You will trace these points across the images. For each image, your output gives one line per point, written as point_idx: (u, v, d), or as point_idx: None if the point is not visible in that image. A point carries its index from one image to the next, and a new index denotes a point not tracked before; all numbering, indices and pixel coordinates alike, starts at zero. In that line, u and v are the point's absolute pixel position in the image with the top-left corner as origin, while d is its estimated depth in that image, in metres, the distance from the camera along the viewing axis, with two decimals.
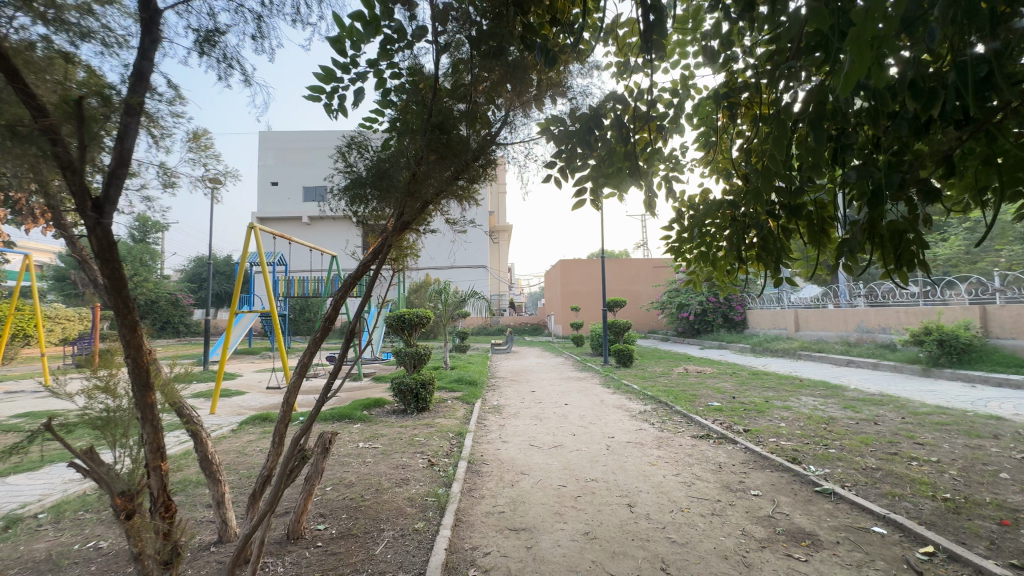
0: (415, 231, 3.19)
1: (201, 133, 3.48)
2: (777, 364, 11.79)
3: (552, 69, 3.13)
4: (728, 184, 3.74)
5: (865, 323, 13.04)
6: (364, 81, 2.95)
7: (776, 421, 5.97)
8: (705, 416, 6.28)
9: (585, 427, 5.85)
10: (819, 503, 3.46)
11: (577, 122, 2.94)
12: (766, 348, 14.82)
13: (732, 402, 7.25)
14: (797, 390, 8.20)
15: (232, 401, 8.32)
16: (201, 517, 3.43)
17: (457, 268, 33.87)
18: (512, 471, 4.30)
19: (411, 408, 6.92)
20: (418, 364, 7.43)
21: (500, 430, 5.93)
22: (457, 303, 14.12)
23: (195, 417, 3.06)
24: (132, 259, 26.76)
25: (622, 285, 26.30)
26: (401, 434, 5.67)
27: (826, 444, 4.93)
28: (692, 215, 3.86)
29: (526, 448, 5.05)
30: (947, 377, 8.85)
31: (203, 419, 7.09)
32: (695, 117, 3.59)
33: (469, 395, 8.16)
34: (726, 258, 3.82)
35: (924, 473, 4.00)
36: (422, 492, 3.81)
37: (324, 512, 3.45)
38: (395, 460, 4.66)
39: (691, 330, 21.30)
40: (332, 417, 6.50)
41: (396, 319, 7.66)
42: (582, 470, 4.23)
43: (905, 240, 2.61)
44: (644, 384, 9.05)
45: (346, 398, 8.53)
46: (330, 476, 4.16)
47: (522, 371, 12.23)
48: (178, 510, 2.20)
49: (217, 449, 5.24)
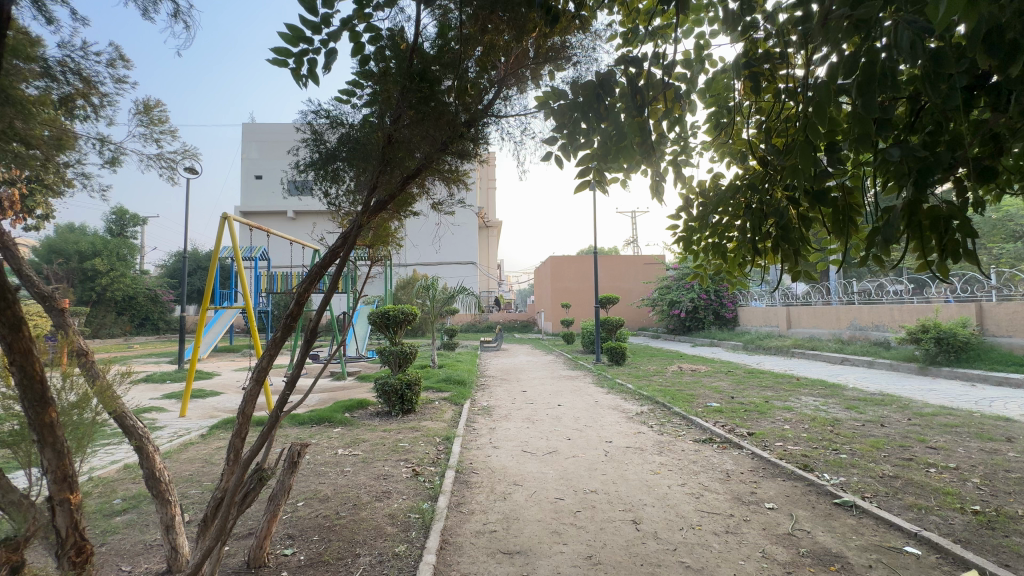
0: (396, 215, 2.81)
1: (152, 104, 3.10)
2: (771, 362, 11.61)
3: (553, 34, 2.77)
4: (743, 168, 3.42)
5: (859, 320, 12.93)
6: (336, 41, 2.56)
7: (779, 423, 5.71)
8: (706, 418, 5.99)
9: (581, 431, 5.51)
10: (841, 518, 3.15)
11: (580, 93, 2.58)
12: (758, 346, 14.66)
13: (732, 402, 6.98)
14: (796, 390, 7.97)
15: (205, 403, 7.83)
16: (150, 541, 3.02)
17: (446, 265, 33.38)
18: (504, 481, 3.95)
19: (395, 409, 6.53)
20: (403, 364, 7.03)
21: (490, 434, 5.57)
22: (445, 299, 13.72)
23: (139, 429, 2.64)
24: (108, 253, 25.83)
25: (613, 282, 26.07)
26: (384, 439, 5.29)
27: (836, 448, 4.66)
28: (703, 203, 3.52)
29: (518, 454, 4.70)
30: (945, 376, 8.70)
31: (172, 422, 6.63)
32: (708, 94, 3.27)
33: (457, 395, 7.78)
34: (738, 250, 3.50)
35: (946, 482, 3.73)
36: (405, 508, 3.44)
37: (293, 533, 3.07)
38: (377, 469, 4.28)
39: (681, 327, 21.16)
40: (310, 421, 6.09)
41: (380, 317, 7.24)
42: (581, 480, 3.90)
43: (949, 227, 2.23)
44: (639, 383, 8.76)
45: (328, 399, 8.11)
46: (304, 490, 3.77)
47: (512, 370, 11.89)
48: (94, 550, 1.94)
49: (181, 459, 4.81)
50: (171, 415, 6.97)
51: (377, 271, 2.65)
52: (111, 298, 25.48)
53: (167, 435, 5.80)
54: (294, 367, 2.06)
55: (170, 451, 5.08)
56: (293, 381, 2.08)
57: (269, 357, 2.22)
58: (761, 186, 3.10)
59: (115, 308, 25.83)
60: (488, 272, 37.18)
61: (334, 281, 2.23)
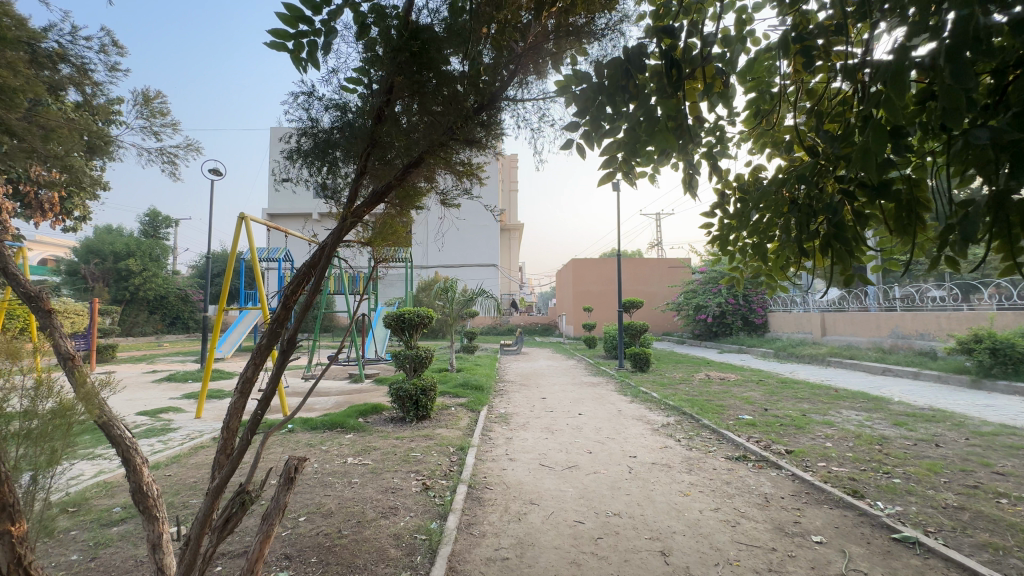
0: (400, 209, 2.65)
1: (151, 94, 3.02)
2: (805, 372, 11.01)
3: (575, 9, 2.50)
4: (787, 160, 3.09)
5: (901, 328, 12.17)
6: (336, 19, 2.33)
7: (820, 440, 5.27)
8: (739, 433, 5.58)
9: (603, 443, 5.18)
10: (902, 557, 2.76)
11: (606, 73, 2.30)
12: (791, 354, 13.98)
13: (766, 415, 6.53)
14: (836, 402, 7.43)
15: (222, 404, 7.80)
16: (142, 557, 2.84)
17: (467, 267, 33.32)
18: (520, 500, 3.66)
19: (409, 415, 6.33)
20: (419, 368, 6.82)
21: (507, 444, 5.29)
22: (464, 302, 13.53)
23: (126, 440, 2.45)
24: (141, 253, 26.65)
25: (637, 286, 25.49)
26: (395, 447, 5.07)
27: (888, 471, 4.20)
28: (741, 200, 3.18)
29: (536, 468, 4.42)
30: (1001, 390, 8.02)
31: (187, 423, 6.57)
32: (748, 78, 2.96)
33: (474, 401, 7.54)
34: (782, 252, 3.14)
35: (1022, 516, 3.27)
36: (411, 527, 3.20)
37: (290, 553, 2.86)
38: (385, 481, 4.05)
39: (708, 333, 20.48)
40: (323, 427, 5.94)
41: (396, 319, 7.06)
42: (602, 501, 3.58)
43: None
44: (664, 392, 8.35)
45: (343, 403, 7.98)
46: (307, 503, 3.56)
47: (532, 374, 11.60)
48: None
49: (189, 464, 4.69)
50: (187, 416, 6.93)
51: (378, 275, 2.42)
52: (144, 297, 26.23)
53: (180, 437, 5.73)
54: (272, 380, 1.86)
55: (180, 455, 4.98)
56: (270, 399, 1.87)
57: (253, 368, 2.00)
58: (810, 178, 2.75)
59: (147, 308, 26.58)
60: (509, 275, 36.98)
61: (320, 285, 2.01)
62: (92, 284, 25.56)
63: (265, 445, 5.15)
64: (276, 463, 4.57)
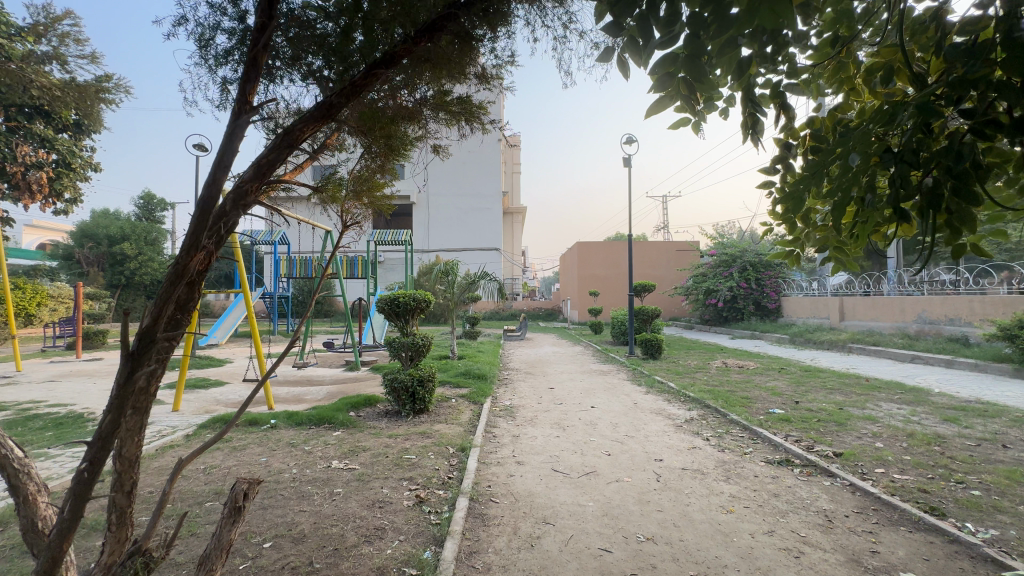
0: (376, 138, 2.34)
1: None
2: (828, 359, 10.39)
3: None
4: (860, 102, 2.53)
5: (928, 313, 11.51)
6: None
7: (868, 439, 4.65)
8: (774, 430, 4.95)
9: (622, 443, 4.57)
10: None
11: None
12: (808, 340, 13.35)
13: (799, 409, 5.90)
14: (870, 394, 6.81)
15: (206, 395, 7.23)
16: None
17: (469, 250, 32.60)
18: (532, 518, 3.06)
19: (405, 409, 5.76)
20: (416, 357, 6.18)
21: (514, 443, 4.69)
22: (466, 285, 12.90)
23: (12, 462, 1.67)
24: (137, 236, 26.03)
25: (644, 269, 24.76)
26: (388, 448, 4.48)
27: (962, 481, 3.57)
28: (813, 155, 2.53)
29: (547, 475, 3.81)
30: None
31: (163, 416, 6.00)
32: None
33: (476, 392, 6.93)
34: (870, 221, 2.45)
35: None
36: (399, 558, 2.60)
37: None
38: (372, 492, 3.45)
39: (718, 318, 19.85)
40: (309, 423, 5.35)
41: (389, 303, 6.37)
42: (631, 520, 2.98)
43: None
44: (682, 382, 7.72)
45: (335, 394, 7.39)
46: (277, 524, 2.96)
47: (538, 362, 11.01)
48: None
49: (150, 467, 4.09)
50: (165, 408, 6.34)
51: (342, 235, 1.83)
52: (140, 283, 25.66)
53: (149, 435, 5.14)
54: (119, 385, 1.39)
55: (145, 456, 4.39)
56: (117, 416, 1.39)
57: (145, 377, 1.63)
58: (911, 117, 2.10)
59: (145, 294, 26.11)
60: (512, 259, 36.29)
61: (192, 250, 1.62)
62: (89, 269, 25.21)
63: (241, 446, 4.56)
64: (249, 468, 3.98)
